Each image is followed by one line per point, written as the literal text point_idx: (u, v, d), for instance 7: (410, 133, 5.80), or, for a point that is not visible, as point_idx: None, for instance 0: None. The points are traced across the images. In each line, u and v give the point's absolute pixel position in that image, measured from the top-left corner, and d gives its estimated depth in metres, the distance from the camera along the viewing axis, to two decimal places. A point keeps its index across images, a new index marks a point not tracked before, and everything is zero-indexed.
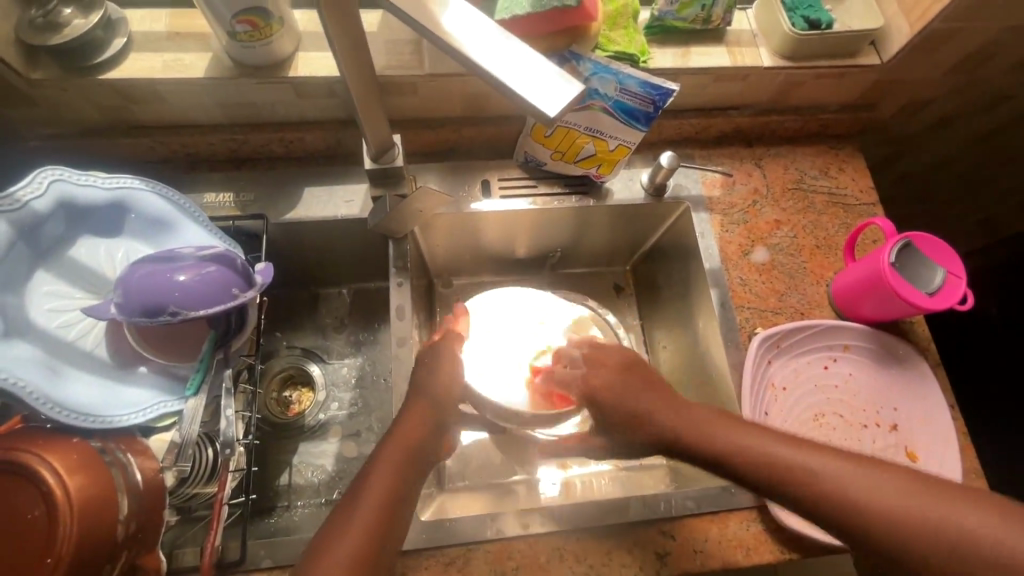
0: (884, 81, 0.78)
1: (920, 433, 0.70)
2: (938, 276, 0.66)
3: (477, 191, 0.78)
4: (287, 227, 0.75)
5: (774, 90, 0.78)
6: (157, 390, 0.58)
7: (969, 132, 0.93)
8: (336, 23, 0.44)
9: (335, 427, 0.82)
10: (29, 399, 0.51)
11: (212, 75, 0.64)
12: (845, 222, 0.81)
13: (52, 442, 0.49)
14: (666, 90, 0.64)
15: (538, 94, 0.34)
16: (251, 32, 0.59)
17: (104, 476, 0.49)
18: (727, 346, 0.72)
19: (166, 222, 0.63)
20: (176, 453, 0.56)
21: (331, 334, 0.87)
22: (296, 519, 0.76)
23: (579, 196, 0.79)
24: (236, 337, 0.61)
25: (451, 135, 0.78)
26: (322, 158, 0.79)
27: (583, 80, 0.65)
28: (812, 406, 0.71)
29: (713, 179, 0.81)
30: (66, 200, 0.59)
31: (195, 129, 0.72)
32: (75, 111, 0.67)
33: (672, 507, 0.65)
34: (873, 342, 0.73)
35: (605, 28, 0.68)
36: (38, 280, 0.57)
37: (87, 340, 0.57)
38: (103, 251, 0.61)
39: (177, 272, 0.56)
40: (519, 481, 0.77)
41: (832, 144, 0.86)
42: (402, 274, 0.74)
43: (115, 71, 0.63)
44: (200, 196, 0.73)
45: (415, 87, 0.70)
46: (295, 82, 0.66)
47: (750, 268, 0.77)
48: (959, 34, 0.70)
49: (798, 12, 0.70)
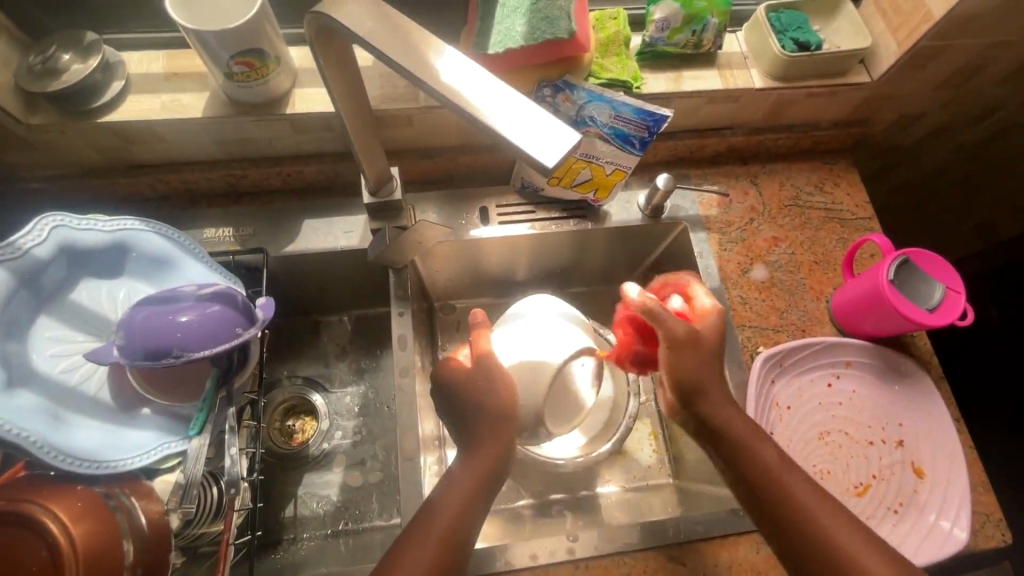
0: (874, 98, 0.79)
1: (927, 449, 0.70)
2: (937, 292, 0.67)
3: (475, 218, 0.78)
4: (286, 259, 0.75)
5: (767, 110, 0.79)
6: (160, 431, 0.58)
7: (961, 143, 0.94)
8: (331, 61, 0.45)
9: (340, 457, 0.82)
10: (34, 448, 0.51)
11: (210, 114, 0.65)
12: (842, 237, 0.81)
13: (57, 491, 0.49)
14: (660, 116, 0.65)
15: (535, 143, 0.34)
16: (248, 72, 0.60)
17: (110, 522, 0.49)
18: (730, 366, 0.72)
19: (167, 260, 0.63)
20: (181, 494, 0.55)
21: (334, 362, 0.87)
22: (303, 552, 0.76)
23: (576, 219, 0.79)
24: (238, 375, 0.61)
25: (448, 163, 0.79)
26: (321, 190, 0.79)
27: (577, 108, 0.66)
28: (817, 424, 0.71)
29: (709, 199, 0.82)
30: (68, 245, 0.59)
31: (193, 166, 0.73)
32: (74, 152, 0.68)
33: (680, 532, 0.65)
34: (875, 357, 0.73)
35: (597, 56, 0.70)
36: (40, 326, 0.57)
37: (89, 384, 0.57)
38: (104, 293, 0.61)
39: (179, 313, 0.56)
40: (526, 505, 0.77)
41: (826, 160, 0.87)
42: (403, 303, 0.74)
43: (113, 115, 0.64)
44: (200, 232, 0.74)
45: (412, 119, 0.70)
46: (292, 118, 0.67)
47: (750, 287, 0.78)
48: (947, 52, 0.71)
49: (786, 34, 0.71)
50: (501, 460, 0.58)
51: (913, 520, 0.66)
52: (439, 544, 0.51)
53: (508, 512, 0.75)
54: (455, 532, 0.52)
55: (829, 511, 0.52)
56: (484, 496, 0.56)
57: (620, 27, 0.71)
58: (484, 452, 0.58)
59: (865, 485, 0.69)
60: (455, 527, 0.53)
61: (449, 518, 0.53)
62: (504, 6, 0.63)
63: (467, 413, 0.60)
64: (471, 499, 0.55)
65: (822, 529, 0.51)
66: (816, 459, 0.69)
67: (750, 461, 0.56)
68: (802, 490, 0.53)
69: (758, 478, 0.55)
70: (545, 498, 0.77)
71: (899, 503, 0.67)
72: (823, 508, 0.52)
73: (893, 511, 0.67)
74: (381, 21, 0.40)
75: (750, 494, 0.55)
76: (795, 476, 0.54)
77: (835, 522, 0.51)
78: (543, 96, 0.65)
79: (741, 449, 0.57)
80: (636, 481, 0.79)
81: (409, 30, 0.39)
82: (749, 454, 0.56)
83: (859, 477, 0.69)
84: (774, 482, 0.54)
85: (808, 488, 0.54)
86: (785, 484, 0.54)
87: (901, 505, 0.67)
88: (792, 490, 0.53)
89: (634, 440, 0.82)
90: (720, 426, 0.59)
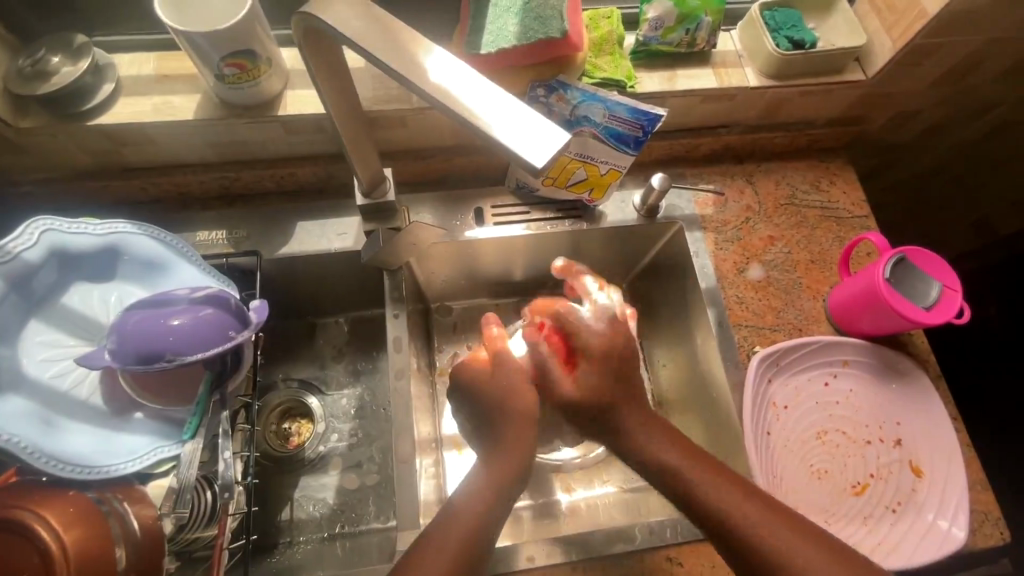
0: (870, 96, 0.79)
1: (925, 448, 0.69)
2: (934, 290, 0.66)
3: (471, 219, 0.78)
4: (281, 262, 0.74)
5: (762, 108, 0.79)
6: (154, 436, 0.58)
7: (957, 140, 0.94)
8: (321, 63, 0.44)
9: (336, 460, 0.81)
10: (25, 454, 0.51)
11: (202, 116, 0.64)
12: (838, 235, 0.81)
13: (48, 496, 0.49)
14: (655, 116, 0.65)
15: (524, 143, 0.34)
16: (239, 74, 0.60)
17: (102, 527, 0.49)
18: (727, 365, 0.72)
19: (159, 264, 0.63)
20: (175, 499, 0.55)
21: (330, 364, 0.87)
22: (300, 556, 0.75)
23: (572, 219, 0.79)
24: (231, 378, 0.60)
25: (443, 164, 0.78)
26: (315, 192, 0.79)
27: (571, 107, 0.65)
28: (814, 424, 0.71)
29: (705, 198, 0.82)
30: (59, 248, 0.59)
31: (186, 169, 0.72)
32: (65, 155, 0.67)
33: (679, 533, 0.64)
34: (872, 356, 0.73)
35: (591, 55, 0.70)
36: (31, 331, 0.57)
37: (82, 388, 0.57)
38: (96, 297, 0.61)
39: (171, 317, 0.56)
40: (524, 507, 0.77)
41: (822, 158, 0.87)
42: (398, 305, 0.74)
43: (104, 117, 0.63)
44: (193, 234, 0.73)
45: (405, 120, 0.70)
46: (285, 120, 0.66)
47: (746, 286, 0.77)
48: (942, 49, 0.71)
49: (781, 32, 0.71)
50: (524, 461, 0.57)
51: (911, 519, 0.66)
52: (451, 546, 0.50)
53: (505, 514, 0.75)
54: (475, 532, 0.52)
55: (790, 536, 0.50)
56: (506, 495, 0.55)
57: (614, 26, 0.71)
58: (504, 451, 0.57)
59: (863, 484, 0.68)
60: (470, 527, 0.52)
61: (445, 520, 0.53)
62: (496, 5, 0.63)
63: (487, 414, 0.60)
64: (494, 498, 0.54)
65: (787, 561, 0.49)
66: (813, 459, 0.69)
67: (699, 496, 0.53)
68: (757, 521, 0.51)
69: (712, 514, 0.52)
70: (543, 499, 0.77)
71: (897, 502, 0.67)
72: (784, 537, 0.50)
73: (891, 510, 0.67)
74: (369, 21, 0.39)
75: (713, 534, 0.52)
76: (748, 507, 0.52)
77: (800, 550, 0.49)
78: (537, 95, 0.65)
79: (683, 485, 0.54)
80: (634, 481, 0.79)
81: (396, 31, 0.39)
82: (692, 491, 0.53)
83: (856, 476, 0.69)
84: (729, 517, 0.51)
85: (765, 516, 0.51)
86: (738, 520, 0.51)
87: (900, 504, 0.67)
88: (749, 522, 0.51)
89: None
90: (652, 461, 0.56)
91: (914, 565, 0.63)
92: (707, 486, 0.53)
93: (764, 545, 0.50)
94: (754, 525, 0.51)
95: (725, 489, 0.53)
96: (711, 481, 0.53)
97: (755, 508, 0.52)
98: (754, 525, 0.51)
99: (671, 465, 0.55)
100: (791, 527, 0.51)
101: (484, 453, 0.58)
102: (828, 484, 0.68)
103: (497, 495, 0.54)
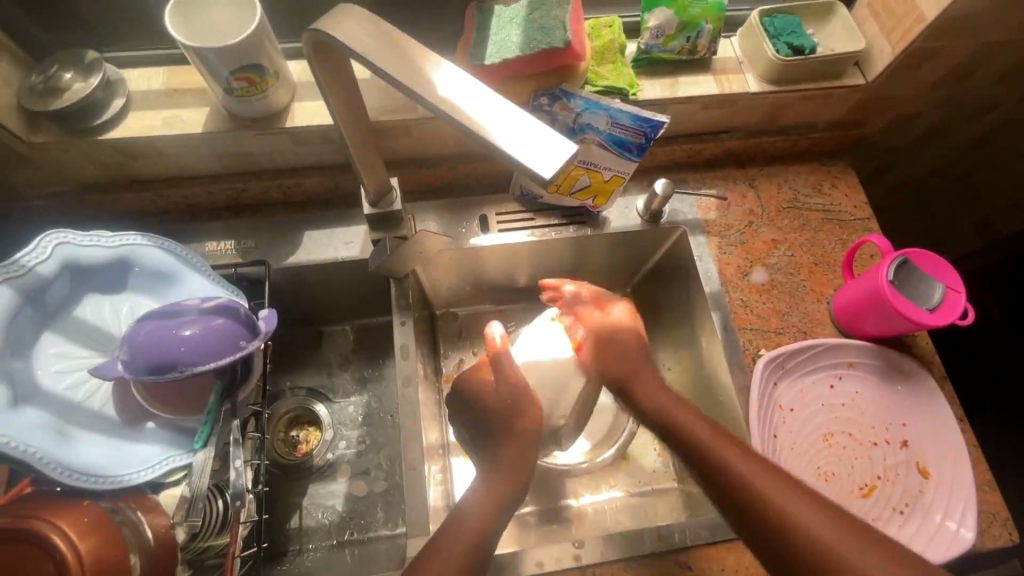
0: (870, 100, 0.79)
1: (931, 449, 0.70)
2: (937, 291, 0.67)
3: (475, 226, 0.79)
4: (288, 271, 0.75)
5: (763, 113, 0.79)
6: (166, 445, 0.58)
7: (958, 141, 0.94)
8: (330, 78, 0.45)
9: (344, 467, 0.82)
10: (41, 465, 0.51)
11: (211, 129, 0.65)
12: (841, 238, 0.81)
13: (63, 508, 0.50)
14: (657, 122, 0.65)
15: (533, 155, 0.35)
16: (248, 88, 0.61)
17: (115, 535, 0.50)
18: (732, 369, 0.72)
19: (170, 274, 0.64)
20: (187, 508, 0.55)
21: (337, 371, 0.87)
22: (309, 563, 0.76)
23: (575, 225, 0.80)
24: (242, 388, 0.61)
25: (448, 173, 0.79)
26: (321, 201, 0.79)
27: (574, 115, 0.66)
28: (820, 426, 0.71)
29: (708, 203, 0.82)
30: (72, 262, 0.60)
31: (195, 180, 0.73)
32: (76, 169, 0.68)
33: (686, 537, 0.64)
34: (877, 358, 0.73)
35: (593, 64, 0.71)
36: (45, 343, 0.58)
37: (95, 399, 0.58)
38: (108, 308, 0.62)
39: (182, 327, 0.57)
40: (531, 512, 0.77)
41: (824, 162, 0.87)
42: (404, 313, 0.75)
43: (115, 132, 0.64)
44: (203, 245, 0.74)
45: (410, 129, 0.71)
46: (292, 131, 0.67)
47: (750, 290, 0.78)
48: (940, 53, 0.72)
49: (780, 38, 0.72)
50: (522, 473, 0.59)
51: (919, 520, 0.66)
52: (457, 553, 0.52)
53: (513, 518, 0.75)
54: (475, 542, 0.53)
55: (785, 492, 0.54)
56: (508, 505, 0.57)
57: (615, 34, 0.72)
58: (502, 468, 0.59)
59: (870, 486, 0.68)
60: (473, 535, 0.54)
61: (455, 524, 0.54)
62: (499, 17, 0.64)
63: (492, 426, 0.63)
64: (494, 511, 0.56)
65: (785, 516, 0.53)
66: (820, 461, 0.69)
67: (716, 463, 0.58)
68: (764, 484, 0.55)
69: (725, 474, 0.57)
70: (550, 504, 0.78)
71: (905, 504, 0.67)
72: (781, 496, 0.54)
73: (899, 512, 0.67)
74: (376, 36, 0.40)
75: (733, 505, 0.56)
76: (756, 468, 0.56)
77: (795, 508, 0.53)
78: (540, 104, 0.66)
79: (707, 456, 0.59)
80: (640, 486, 0.79)
81: (403, 45, 0.40)
82: (717, 457, 0.58)
83: (864, 478, 0.69)
84: (740, 481, 0.56)
85: (770, 478, 0.55)
86: (747, 483, 0.56)
87: (907, 506, 0.67)
88: (756, 484, 0.55)
89: (638, 445, 0.82)
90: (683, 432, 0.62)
91: None
92: (731, 459, 0.58)
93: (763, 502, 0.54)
94: (761, 486, 0.55)
95: (742, 456, 0.58)
96: (734, 455, 0.58)
97: (761, 471, 0.56)
98: (761, 487, 0.55)
99: (700, 441, 0.60)
100: (791, 489, 0.55)
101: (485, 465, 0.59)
102: (836, 486, 0.68)
103: (500, 506, 0.57)
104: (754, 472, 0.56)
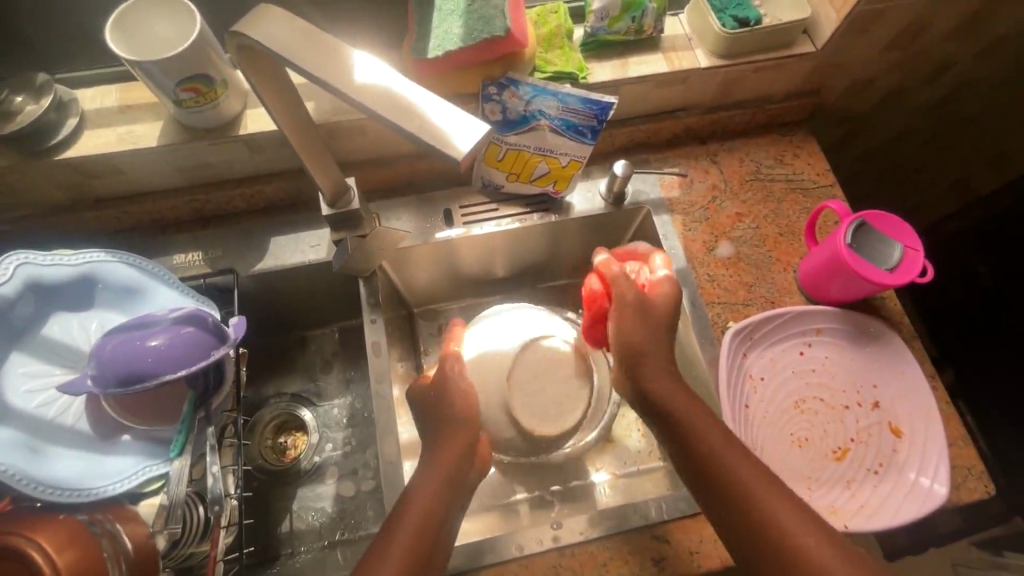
0: (823, 67, 0.80)
1: (903, 409, 0.70)
2: (896, 251, 0.67)
3: (440, 220, 0.79)
4: (257, 277, 0.76)
5: (718, 88, 0.80)
6: (141, 456, 0.59)
7: (919, 102, 0.94)
8: (265, 83, 0.46)
9: (332, 469, 0.83)
10: (14, 481, 0.52)
11: (166, 140, 0.66)
12: (805, 207, 0.82)
13: (39, 520, 0.50)
14: (606, 104, 0.67)
15: (448, 137, 0.36)
16: (196, 98, 0.61)
17: (93, 544, 0.50)
18: (702, 344, 0.73)
19: (137, 288, 0.65)
20: (166, 515, 0.56)
21: (321, 376, 0.88)
22: (300, 566, 0.77)
23: (540, 213, 0.80)
24: (215, 396, 0.62)
25: (407, 170, 0.80)
26: (287, 206, 0.80)
27: (524, 103, 0.67)
28: (792, 394, 0.71)
29: (670, 181, 0.83)
30: (34, 281, 0.60)
31: (158, 196, 0.74)
32: (39, 192, 0.69)
33: (663, 511, 0.65)
34: (846, 323, 0.74)
35: (541, 51, 0.71)
36: (14, 362, 0.59)
37: (67, 415, 0.59)
38: (76, 325, 0.62)
39: (149, 338, 0.58)
40: (522, 500, 0.78)
41: (784, 132, 0.88)
42: (375, 311, 0.75)
43: (71, 151, 0.65)
44: (172, 258, 0.75)
45: (364, 129, 0.71)
46: (247, 138, 0.68)
47: (716, 264, 0.78)
48: (888, 14, 0.72)
49: (726, 12, 0.72)
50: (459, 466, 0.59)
51: (894, 479, 0.67)
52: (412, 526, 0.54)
53: (502, 509, 0.76)
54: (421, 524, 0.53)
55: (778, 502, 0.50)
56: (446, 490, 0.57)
57: (562, 20, 0.72)
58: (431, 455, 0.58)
59: (843, 449, 0.69)
60: None
61: (419, 497, 0.54)
62: (440, 10, 0.65)
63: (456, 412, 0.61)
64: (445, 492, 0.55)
65: (796, 549, 0.48)
66: (793, 428, 0.70)
67: (714, 465, 0.54)
68: (789, 517, 0.49)
69: (746, 504, 0.51)
70: (536, 490, 0.78)
71: (879, 464, 0.68)
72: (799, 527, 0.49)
73: (873, 472, 0.67)
74: (297, 36, 0.41)
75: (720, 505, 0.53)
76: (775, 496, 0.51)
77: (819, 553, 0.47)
78: (489, 94, 0.67)
79: (705, 457, 0.55)
80: (627, 467, 0.80)
81: (321, 40, 0.41)
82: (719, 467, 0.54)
83: (837, 441, 0.70)
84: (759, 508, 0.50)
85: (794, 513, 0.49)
86: (776, 518, 0.49)
87: (882, 466, 0.68)
88: (782, 514, 0.49)
89: (622, 426, 0.82)
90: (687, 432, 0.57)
91: (896, 525, 0.64)
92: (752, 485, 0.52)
93: (755, 506, 0.50)
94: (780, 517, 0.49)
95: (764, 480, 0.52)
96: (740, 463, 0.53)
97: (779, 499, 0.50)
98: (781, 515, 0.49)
99: (711, 445, 0.55)
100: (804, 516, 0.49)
101: (432, 455, 0.59)
102: (813, 450, 0.69)
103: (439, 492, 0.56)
104: (770, 495, 0.51)
